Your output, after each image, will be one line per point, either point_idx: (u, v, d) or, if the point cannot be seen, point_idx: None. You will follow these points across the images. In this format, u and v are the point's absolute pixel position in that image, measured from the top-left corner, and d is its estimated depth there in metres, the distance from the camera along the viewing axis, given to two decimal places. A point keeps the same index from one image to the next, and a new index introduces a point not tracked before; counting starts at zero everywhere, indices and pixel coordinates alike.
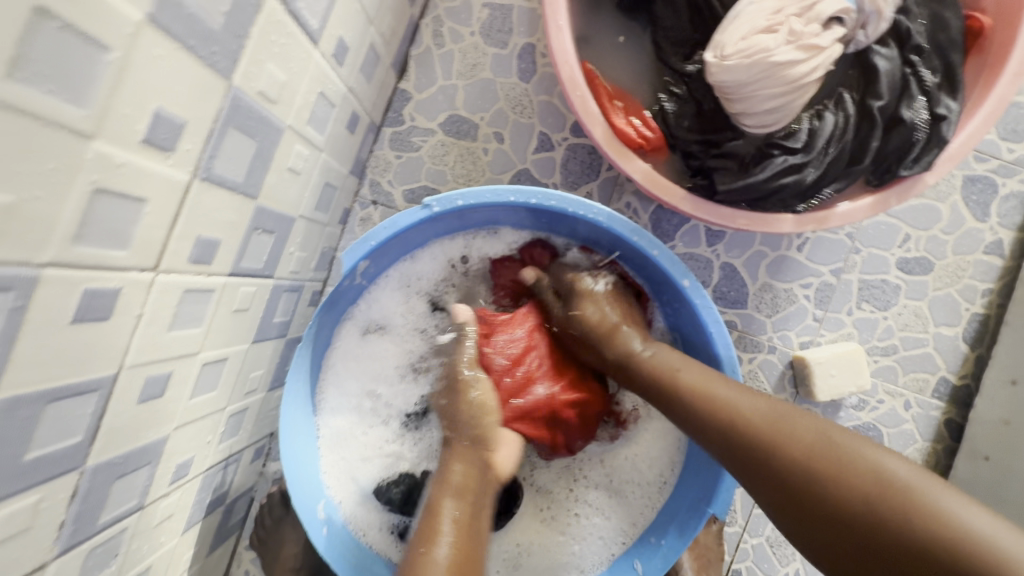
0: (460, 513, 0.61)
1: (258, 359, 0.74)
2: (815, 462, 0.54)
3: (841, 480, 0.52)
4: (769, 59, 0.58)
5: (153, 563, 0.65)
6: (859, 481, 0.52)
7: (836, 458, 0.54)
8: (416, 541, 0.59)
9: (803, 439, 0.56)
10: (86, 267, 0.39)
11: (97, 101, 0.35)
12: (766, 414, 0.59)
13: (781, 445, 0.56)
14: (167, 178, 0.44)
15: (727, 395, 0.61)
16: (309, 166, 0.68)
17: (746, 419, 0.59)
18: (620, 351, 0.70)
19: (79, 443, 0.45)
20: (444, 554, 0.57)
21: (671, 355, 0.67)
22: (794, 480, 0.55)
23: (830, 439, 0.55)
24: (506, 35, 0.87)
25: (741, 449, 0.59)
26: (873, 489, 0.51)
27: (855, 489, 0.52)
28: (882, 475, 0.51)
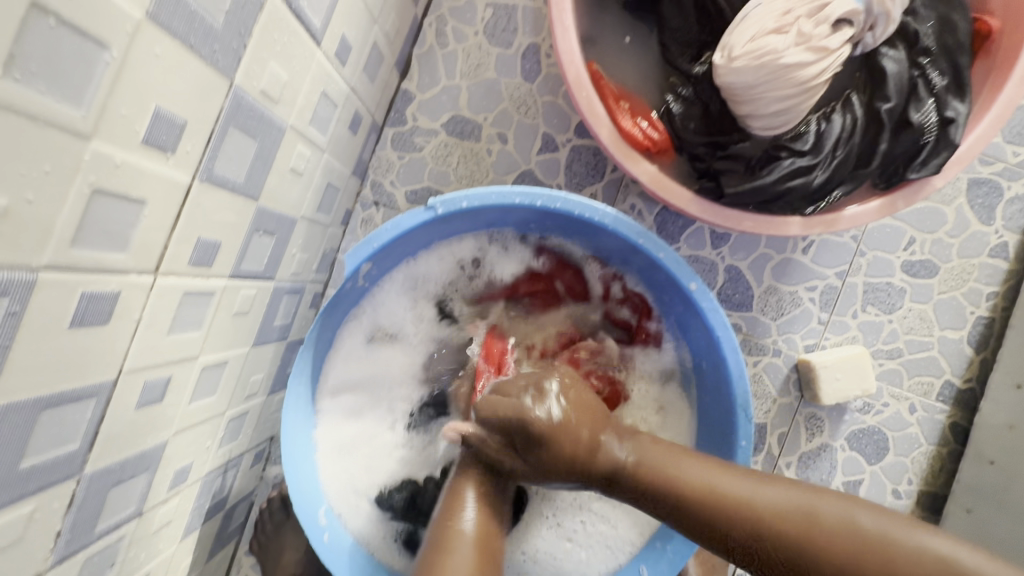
0: (477, 518, 0.63)
1: (259, 362, 0.73)
2: (844, 553, 0.51)
3: (872, 558, 0.50)
4: (778, 61, 0.57)
5: (151, 570, 0.64)
6: (890, 564, 0.50)
7: (862, 543, 0.51)
8: (433, 546, 0.60)
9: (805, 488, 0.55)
10: (84, 271, 0.38)
11: (95, 101, 0.34)
12: (773, 509, 0.55)
13: (796, 540, 0.53)
14: (167, 179, 0.43)
15: (734, 489, 0.57)
16: (311, 167, 0.67)
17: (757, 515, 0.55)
18: (606, 463, 0.61)
19: (76, 451, 0.44)
20: (464, 558, 0.58)
21: (649, 451, 0.62)
22: (818, 569, 0.52)
23: (846, 514, 0.53)
24: (510, 34, 0.86)
25: (756, 552, 0.55)
26: (894, 564, 0.50)
27: (885, 563, 0.50)
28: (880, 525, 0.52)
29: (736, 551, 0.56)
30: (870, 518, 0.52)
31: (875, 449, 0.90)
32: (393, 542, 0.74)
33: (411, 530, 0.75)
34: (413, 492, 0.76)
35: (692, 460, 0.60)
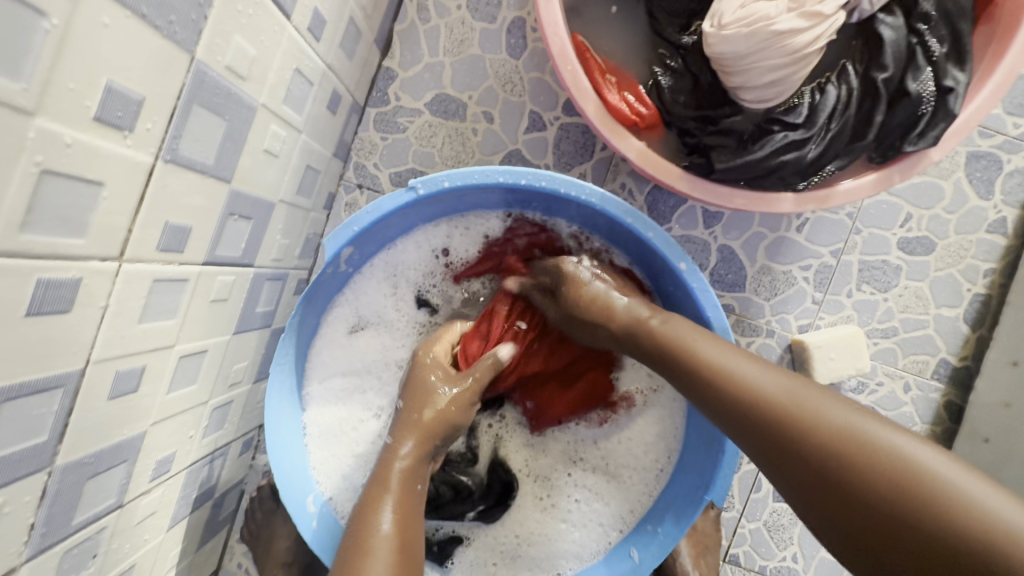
0: (402, 486, 0.62)
1: (242, 351, 0.72)
2: (841, 442, 0.48)
3: (895, 476, 0.45)
4: (771, 28, 0.55)
5: (137, 560, 0.64)
6: (904, 477, 0.44)
7: (887, 456, 0.46)
8: (358, 510, 0.60)
9: (779, 391, 0.52)
10: (38, 256, 0.36)
11: (36, 75, 0.32)
12: (798, 395, 0.52)
13: (819, 438, 0.49)
14: (127, 160, 0.41)
15: (750, 371, 0.55)
16: (287, 148, 0.65)
17: (787, 401, 0.51)
18: (630, 319, 0.65)
19: (45, 443, 0.43)
20: (387, 523, 0.58)
21: (682, 325, 0.62)
22: (821, 463, 0.48)
23: (863, 425, 0.48)
24: (495, 8, 0.83)
25: (771, 434, 0.51)
26: (870, 453, 0.46)
27: (907, 482, 0.44)
28: (859, 434, 0.47)
29: (753, 442, 0.53)
30: (895, 435, 0.47)
31: None
32: None
33: None
34: None
35: (707, 338, 0.59)
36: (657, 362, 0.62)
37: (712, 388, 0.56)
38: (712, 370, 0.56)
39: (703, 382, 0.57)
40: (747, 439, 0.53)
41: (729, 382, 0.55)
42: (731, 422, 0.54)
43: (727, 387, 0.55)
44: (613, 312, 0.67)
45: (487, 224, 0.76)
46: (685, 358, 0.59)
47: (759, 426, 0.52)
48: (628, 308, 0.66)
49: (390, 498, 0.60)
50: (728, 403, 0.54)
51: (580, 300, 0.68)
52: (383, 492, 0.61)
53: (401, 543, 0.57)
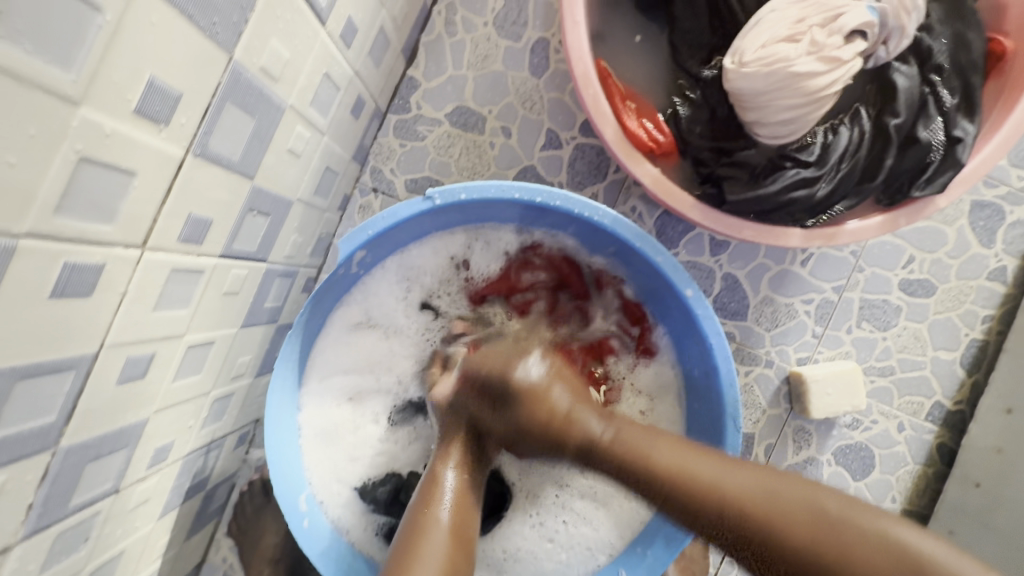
0: (458, 484, 0.63)
1: (247, 345, 0.72)
2: (809, 525, 0.48)
3: (849, 556, 0.46)
4: (788, 69, 0.56)
5: (125, 547, 0.63)
6: (870, 557, 0.46)
7: (841, 536, 0.47)
8: (416, 503, 0.62)
9: (740, 488, 0.52)
10: (68, 240, 0.37)
11: (85, 66, 0.33)
12: (745, 478, 0.53)
13: (788, 522, 0.49)
14: (160, 152, 0.42)
15: (709, 470, 0.54)
16: (309, 149, 0.66)
17: (744, 500, 0.51)
18: (580, 438, 0.61)
19: (53, 423, 0.43)
20: (444, 517, 0.60)
21: (631, 430, 0.60)
22: (793, 554, 0.48)
23: (810, 498, 0.50)
24: (520, 27, 0.85)
25: (740, 535, 0.51)
26: (833, 528, 0.48)
27: (865, 572, 0.46)
28: (813, 506, 0.49)
29: (731, 546, 0.52)
30: (842, 505, 0.49)
31: (861, 465, 0.90)
32: (374, 535, 0.74)
33: (391, 523, 0.74)
34: (396, 486, 0.75)
35: (663, 442, 0.58)
36: (621, 477, 0.58)
37: (683, 507, 0.54)
38: (670, 477, 0.54)
39: (667, 495, 0.54)
40: (727, 541, 0.52)
41: (681, 482, 0.54)
42: (690, 520, 0.54)
43: (693, 495, 0.53)
44: (557, 411, 0.62)
45: (501, 235, 0.76)
46: (647, 470, 0.56)
47: (737, 532, 0.51)
48: (580, 415, 0.62)
49: (445, 494, 0.62)
50: (679, 493, 0.54)
51: (531, 391, 0.63)
52: (438, 486, 0.62)
53: (456, 539, 0.58)
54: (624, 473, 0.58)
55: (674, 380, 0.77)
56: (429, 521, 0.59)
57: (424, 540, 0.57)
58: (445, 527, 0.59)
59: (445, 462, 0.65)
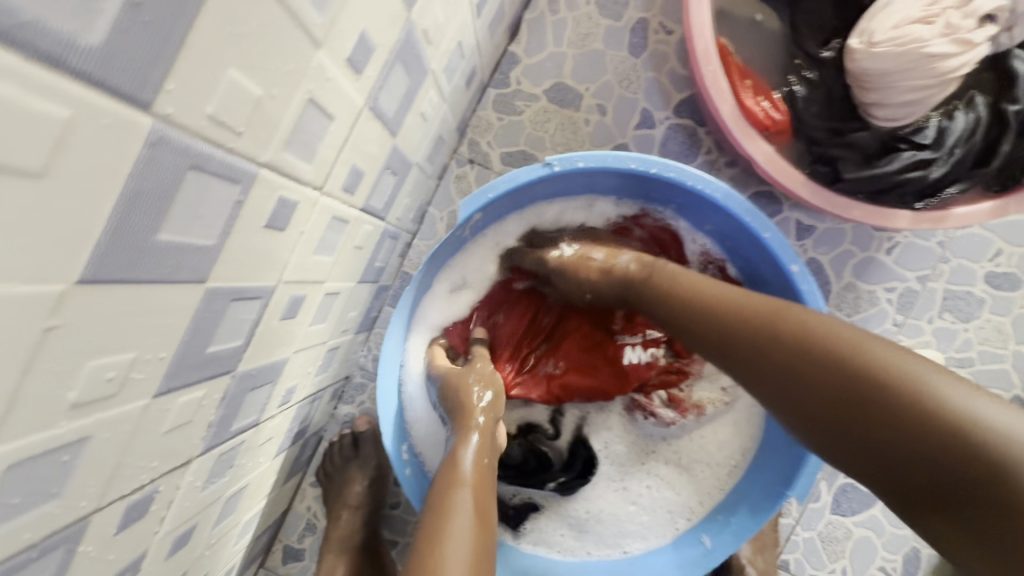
0: (475, 484, 0.57)
1: (357, 300, 0.76)
2: (802, 341, 0.51)
3: (866, 381, 0.47)
4: (922, 50, 0.58)
5: (249, 480, 0.68)
6: (855, 373, 0.47)
7: (855, 365, 0.48)
8: (427, 515, 0.53)
9: (741, 305, 0.57)
10: (284, 174, 0.40)
11: (330, 13, 0.36)
12: (761, 304, 0.56)
13: (780, 343, 0.53)
14: (351, 101, 0.45)
15: (718, 291, 0.60)
16: (433, 114, 0.69)
17: (742, 310, 0.57)
18: (620, 275, 0.70)
19: (238, 347, 0.47)
20: (463, 526, 0.51)
21: (652, 264, 0.68)
22: (781, 367, 0.52)
23: (833, 333, 0.50)
24: (622, 7, 0.86)
25: (728, 343, 0.57)
26: (827, 350, 0.50)
27: (844, 381, 0.48)
28: (812, 329, 0.51)
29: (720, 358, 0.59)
30: (864, 343, 0.49)
31: None
32: None
33: None
34: None
35: (684, 273, 0.65)
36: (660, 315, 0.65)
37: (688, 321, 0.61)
38: (710, 314, 0.59)
39: (671, 306, 0.63)
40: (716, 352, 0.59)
41: (688, 300, 0.62)
42: (716, 347, 0.59)
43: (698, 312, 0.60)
44: (593, 262, 0.72)
45: (602, 208, 0.79)
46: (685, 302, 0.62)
47: (729, 342, 0.57)
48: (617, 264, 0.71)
49: (461, 498, 0.54)
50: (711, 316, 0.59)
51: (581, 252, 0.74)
52: (460, 474, 0.57)
53: (480, 529, 0.52)
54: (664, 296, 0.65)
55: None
56: (451, 502, 0.54)
57: (448, 523, 0.51)
58: (469, 511, 0.53)
59: (464, 449, 0.60)
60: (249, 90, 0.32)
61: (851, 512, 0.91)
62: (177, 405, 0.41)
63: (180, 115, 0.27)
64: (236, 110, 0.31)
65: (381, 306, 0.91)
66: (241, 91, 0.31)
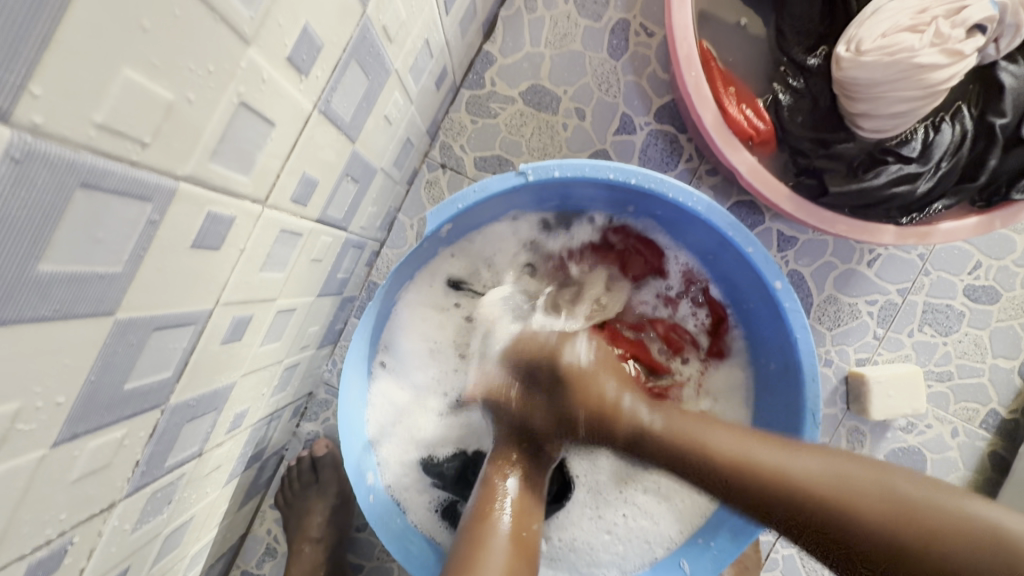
0: (513, 502, 0.60)
1: (317, 315, 0.71)
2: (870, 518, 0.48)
3: (909, 529, 0.47)
4: (912, 60, 0.56)
5: (195, 513, 0.62)
6: (922, 514, 0.47)
7: (906, 520, 0.48)
8: (466, 538, 0.57)
9: (808, 472, 0.52)
10: (214, 188, 0.35)
11: (261, 5, 0.31)
12: (827, 472, 0.51)
13: (859, 525, 0.49)
14: (296, 105, 0.40)
15: (767, 454, 0.54)
16: (400, 117, 0.64)
17: (812, 491, 0.51)
18: (632, 424, 0.60)
19: (167, 379, 0.42)
20: (499, 544, 0.56)
21: (680, 420, 0.60)
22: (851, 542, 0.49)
23: (887, 478, 0.50)
24: (602, 7, 0.83)
25: (786, 500, 0.52)
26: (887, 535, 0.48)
27: (898, 539, 0.47)
28: (881, 491, 0.49)
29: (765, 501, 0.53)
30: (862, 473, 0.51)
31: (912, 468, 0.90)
32: (434, 512, 0.73)
33: (452, 499, 0.74)
34: (462, 465, 0.74)
35: (729, 433, 0.57)
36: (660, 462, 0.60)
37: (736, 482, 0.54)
38: (742, 478, 0.53)
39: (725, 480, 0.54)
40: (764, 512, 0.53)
41: (744, 474, 0.53)
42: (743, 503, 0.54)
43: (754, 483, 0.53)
44: (605, 399, 0.61)
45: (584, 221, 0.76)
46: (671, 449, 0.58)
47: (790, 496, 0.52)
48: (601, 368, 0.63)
49: (501, 521, 0.58)
50: (749, 488, 0.53)
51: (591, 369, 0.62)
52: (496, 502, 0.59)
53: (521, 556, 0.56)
54: (672, 430, 0.58)
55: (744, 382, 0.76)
56: (488, 527, 0.57)
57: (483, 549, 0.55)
58: (504, 538, 0.56)
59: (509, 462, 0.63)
60: (154, 94, 0.27)
61: None
62: (88, 450, 0.36)
63: (56, 123, 0.23)
64: (139, 117, 0.27)
65: (346, 319, 0.86)
66: (142, 94, 0.26)
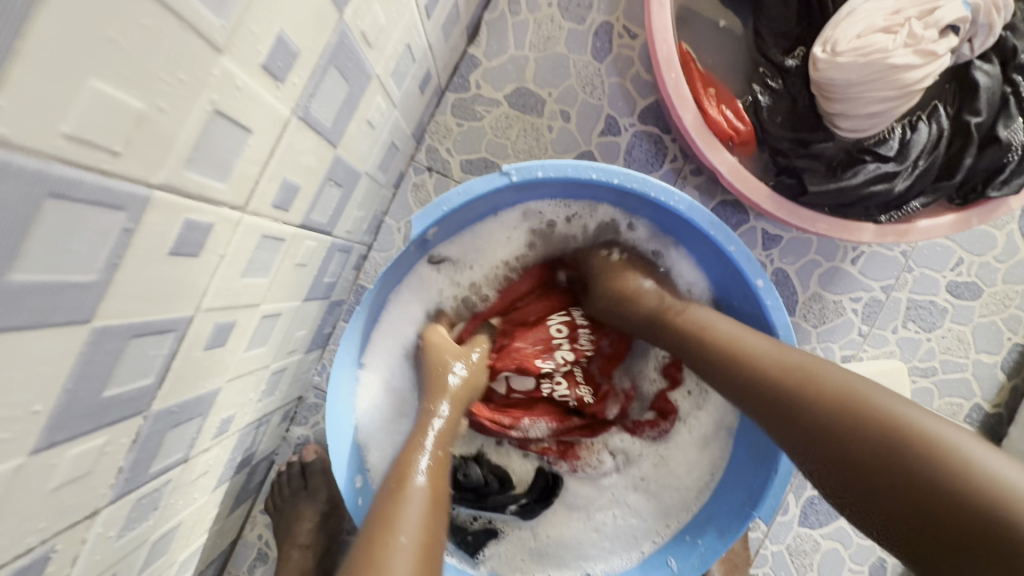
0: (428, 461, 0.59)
1: (304, 319, 0.71)
2: (886, 427, 0.46)
3: (922, 460, 0.43)
4: (886, 61, 0.58)
5: (183, 519, 0.62)
6: (900, 444, 0.44)
7: (930, 439, 0.43)
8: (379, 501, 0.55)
9: (817, 378, 0.52)
10: (190, 196, 0.36)
11: (233, 14, 0.31)
12: (841, 387, 0.50)
13: (848, 426, 0.48)
14: (273, 111, 0.40)
15: (795, 359, 0.55)
16: (383, 121, 0.65)
17: (810, 383, 0.52)
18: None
19: (148, 386, 0.42)
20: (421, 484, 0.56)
21: (740, 329, 0.61)
22: (843, 445, 0.47)
23: (934, 421, 0.45)
24: (585, 10, 0.83)
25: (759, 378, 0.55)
26: (919, 447, 0.43)
27: (939, 473, 0.42)
28: (883, 421, 0.46)
29: (753, 392, 0.56)
30: (862, 392, 0.49)
31: None
32: None
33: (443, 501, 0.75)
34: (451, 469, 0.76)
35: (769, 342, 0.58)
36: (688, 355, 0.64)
37: (731, 368, 0.58)
38: (743, 359, 0.58)
39: (728, 369, 0.59)
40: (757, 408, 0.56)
41: (744, 356, 0.58)
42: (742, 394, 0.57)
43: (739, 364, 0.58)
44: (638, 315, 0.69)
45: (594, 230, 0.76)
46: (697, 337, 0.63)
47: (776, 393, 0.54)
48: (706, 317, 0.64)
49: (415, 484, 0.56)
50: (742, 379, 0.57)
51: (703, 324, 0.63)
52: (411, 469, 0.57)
53: (426, 547, 0.50)
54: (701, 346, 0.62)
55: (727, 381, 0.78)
56: (405, 485, 0.55)
57: (398, 512, 0.52)
58: (422, 499, 0.54)
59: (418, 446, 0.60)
60: (123, 104, 0.27)
61: (819, 524, 0.90)
62: (68, 457, 0.37)
63: (23, 135, 0.23)
64: (109, 127, 0.27)
65: (335, 322, 0.86)
66: (111, 105, 0.27)
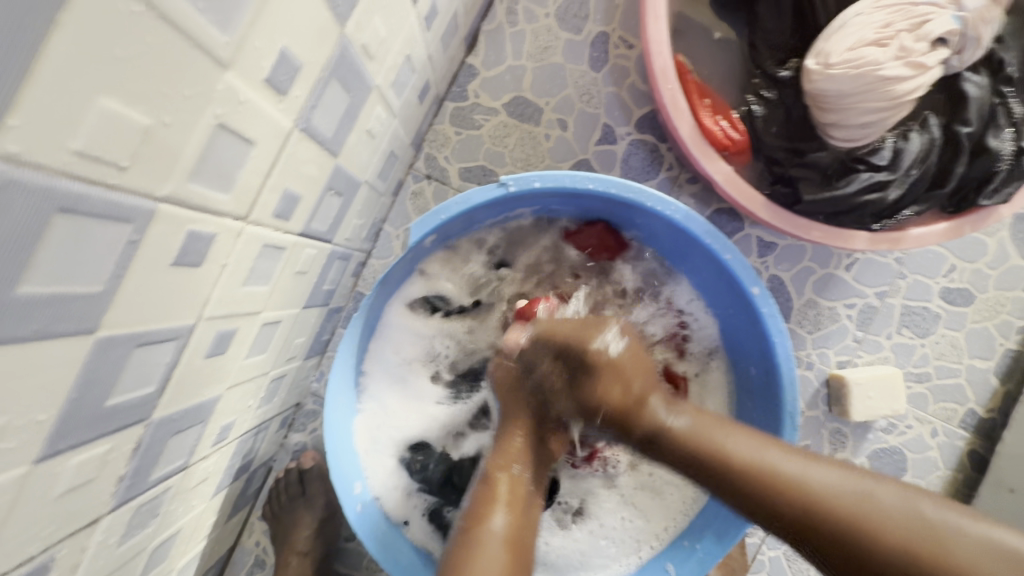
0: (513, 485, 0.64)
1: (303, 326, 0.72)
2: (864, 526, 0.50)
3: (896, 549, 0.49)
4: (878, 73, 0.59)
5: (182, 526, 0.63)
6: (872, 524, 0.50)
7: (901, 527, 0.49)
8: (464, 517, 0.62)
9: (785, 467, 0.55)
10: (193, 207, 0.36)
11: (238, 30, 0.32)
12: (813, 472, 0.54)
13: (834, 513, 0.51)
14: (275, 124, 0.41)
15: (759, 453, 0.56)
16: (382, 131, 0.65)
17: (785, 485, 0.54)
18: (650, 423, 0.61)
19: (150, 394, 0.42)
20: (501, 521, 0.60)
21: (703, 421, 0.60)
22: (830, 530, 0.51)
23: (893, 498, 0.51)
24: (582, 21, 0.84)
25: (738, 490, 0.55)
26: (892, 533, 0.49)
27: (910, 548, 0.48)
28: (862, 505, 0.51)
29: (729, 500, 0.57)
30: (833, 480, 0.53)
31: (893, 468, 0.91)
32: (422, 515, 0.74)
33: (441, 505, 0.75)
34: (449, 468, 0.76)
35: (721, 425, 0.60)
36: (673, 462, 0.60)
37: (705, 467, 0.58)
38: (725, 466, 0.56)
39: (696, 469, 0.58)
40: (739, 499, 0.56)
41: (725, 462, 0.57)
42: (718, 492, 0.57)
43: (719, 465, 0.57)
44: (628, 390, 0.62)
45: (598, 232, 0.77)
46: (678, 445, 0.59)
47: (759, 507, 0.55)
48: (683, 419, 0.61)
49: (501, 497, 0.62)
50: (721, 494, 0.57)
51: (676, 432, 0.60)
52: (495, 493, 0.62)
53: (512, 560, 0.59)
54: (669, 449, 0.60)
55: (724, 387, 0.79)
56: (484, 528, 0.59)
57: (479, 545, 0.58)
58: (501, 531, 0.60)
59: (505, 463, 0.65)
60: (130, 119, 0.28)
61: None
62: (71, 465, 0.37)
63: (33, 151, 0.24)
64: (116, 142, 0.28)
65: (333, 329, 0.86)
66: (120, 121, 0.27)
